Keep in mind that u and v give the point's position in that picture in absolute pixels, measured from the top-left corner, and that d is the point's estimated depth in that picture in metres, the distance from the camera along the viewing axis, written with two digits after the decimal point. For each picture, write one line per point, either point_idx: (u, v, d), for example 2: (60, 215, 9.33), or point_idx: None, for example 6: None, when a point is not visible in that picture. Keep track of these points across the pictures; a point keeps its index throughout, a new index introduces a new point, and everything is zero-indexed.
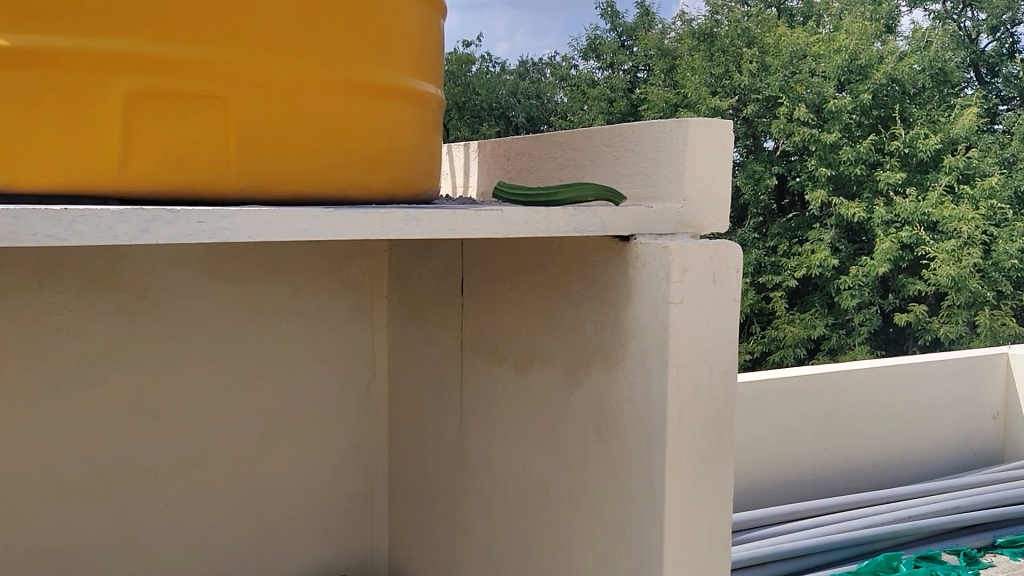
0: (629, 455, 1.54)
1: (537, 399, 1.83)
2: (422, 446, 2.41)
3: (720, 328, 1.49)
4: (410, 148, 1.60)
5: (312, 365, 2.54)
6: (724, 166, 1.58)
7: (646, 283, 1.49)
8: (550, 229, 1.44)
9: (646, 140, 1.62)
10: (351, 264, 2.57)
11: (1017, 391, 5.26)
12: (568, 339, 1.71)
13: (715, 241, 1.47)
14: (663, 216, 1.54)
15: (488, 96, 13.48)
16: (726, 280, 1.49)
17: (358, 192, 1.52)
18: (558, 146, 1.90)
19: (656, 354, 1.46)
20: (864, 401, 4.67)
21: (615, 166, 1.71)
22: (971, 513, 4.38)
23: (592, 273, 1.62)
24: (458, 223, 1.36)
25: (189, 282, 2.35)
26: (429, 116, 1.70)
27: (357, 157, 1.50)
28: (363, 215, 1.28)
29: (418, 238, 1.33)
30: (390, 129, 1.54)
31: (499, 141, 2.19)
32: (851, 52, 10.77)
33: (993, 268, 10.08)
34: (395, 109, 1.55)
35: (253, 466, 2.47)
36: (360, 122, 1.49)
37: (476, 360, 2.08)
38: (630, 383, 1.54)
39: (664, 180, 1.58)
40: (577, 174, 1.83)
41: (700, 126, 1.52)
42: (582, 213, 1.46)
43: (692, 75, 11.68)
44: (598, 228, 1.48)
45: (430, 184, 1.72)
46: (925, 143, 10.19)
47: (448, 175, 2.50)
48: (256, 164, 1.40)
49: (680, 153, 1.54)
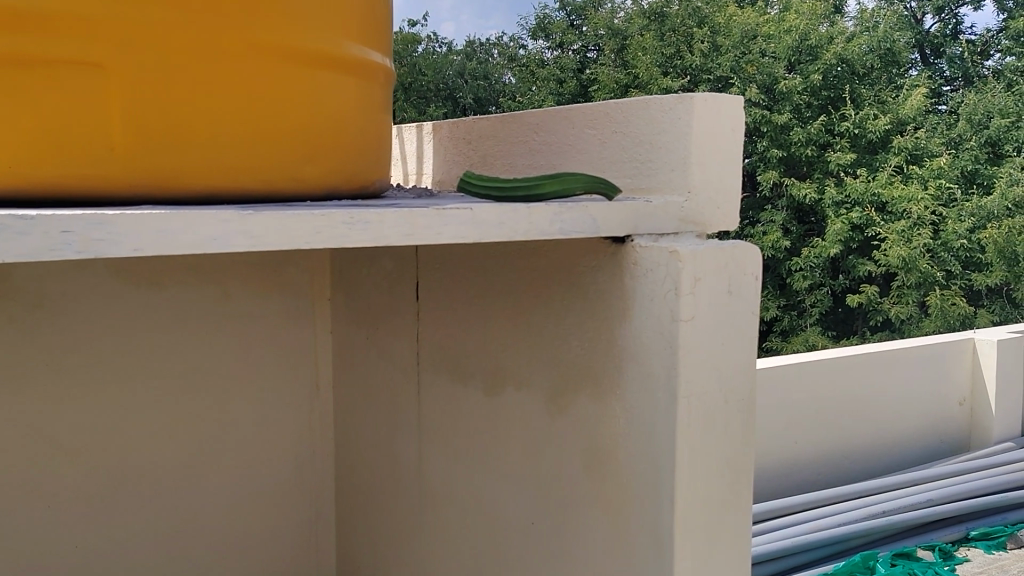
0: (628, 501, 1.28)
1: (511, 427, 1.55)
2: (375, 471, 2.11)
3: (737, 350, 1.23)
4: (355, 133, 1.30)
5: (247, 380, 2.22)
6: (733, 151, 1.32)
7: (648, 296, 1.22)
8: (531, 231, 1.16)
9: (640, 119, 1.36)
10: (289, 264, 2.27)
11: (984, 377, 5.13)
12: (547, 359, 1.44)
13: (732, 243, 1.21)
14: (664, 212, 1.28)
15: (435, 77, 13.09)
16: (743, 291, 1.23)
17: (289, 188, 1.22)
18: (530, 128, 1.62)
19: (664, 383, 1.19)
20: (833, 393, 4.50)
21: (601, 152, 1.45)
22: (944, 506, 4.24)
23: (579, 281, 1.34)
24: (416, 226, 1.06)
25: (97, 290, 2.01)
26: (375, 93, 1.39)
27: (291, 144, 1.20)
28: (293, 216, 0.98)
29: (367, 247, 1.03)
30: (330, 109, 1.24)
31: (457, 122, 1.90)
32: (801, 32, 10.67)
33: (941, 247, 9.90)
34: (336, 83, 1.25)
35: (179, 496, 2.15)
36: (294, 100, 1.19)
37: (436, 378, 1.79)
38: (628, 415, 1.27)
39: (663, 168, 1.32)
40: (552, 161, 1.56)
41: (706, 101, 1.27)
42: (568, 209, 1.18)
43: (643, 55, 11.43)
44: (588, 229, 1.20)
45: (378, 175, 1.42)
46: (875, 123, 10.08)
47: (396, 161, 2.19)
48: (151, 153, 1.09)
49: (683, 136, 1.28)
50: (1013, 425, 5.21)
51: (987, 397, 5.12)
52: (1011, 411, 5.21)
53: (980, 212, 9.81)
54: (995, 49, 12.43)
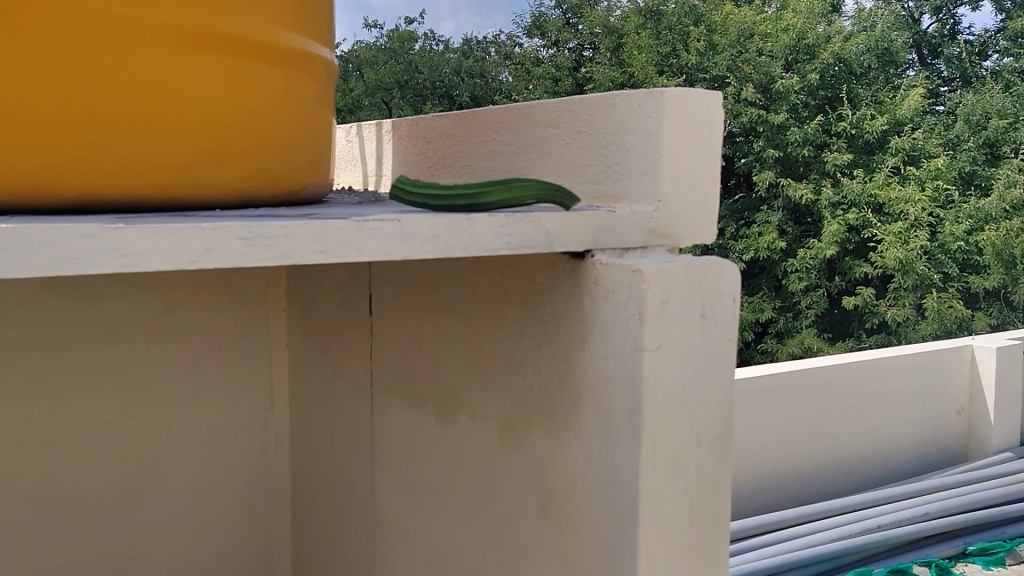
0: (586, 554, 1.12)
1: (463, 459, 1.40)
2: (329, 496, 1.96)
3: (711, 381, 1.07)
4: (283, 132, 1.16)
5: (194, 397, 2.07)
6: (710, 153, 1.17)
7: (608, 319, 1.06)
8: (473, 246, 1.00)
9: (607, 117, 1.20)
10: (240, 273, 2.11)
11: (982, 385, 4.98)
12: (502, 386, 1.28)
13: (705, 258, 1.06)
14: (631, 223, 1.12)
15: (431, 75, 12.77)
16: (718, 314, 1.07)
17: (192, 193, 1.07)
18: (490, 127, 1.46)
19: (626, 421, 1.04)
20: (828, 403, 4.34)
21: (564, 154, 1.29)
22: (941, 520, 4.09)
23: (536, 301, 1.19)
24: (330, 240, 0.91)
25: (25, 303, 1.85)
26: (314, 87, 1.25)
27: (199, 145, 1.05)
28: (176, 231, 0.82)
29: (271, 266, 0.88)
30: (249, 105, 1.10)
31: (416, 119, 1.74)
32: (798, 31, 10.52)
33: (939, 249, 9.74)
34: (253, 74, 1.10)
35: (118, 523, 1.99)
36: (206, 94, 1.05)
37: (388, 400, 1.64)
38: (586, 454, 1.11)
39: (632, 173, 1.17)
40: (513, 163, 1.41)
41: (679, 97, 1.12)
42: (517, 221, 1.02)
43: (638, 54, 11.25)
44: (541, 244, 1.05)
45: (315, 178, 1.27)
46: (872, 124, 9.93)
47: (355, 162, 2.03)
48: (21, 152, 0.96)
49: (653, 137, 1.12)
50: (1012, 435, 5.06)
51: (986, 406, 4.96)
52: (1011, 420, 5.05)
53: (977, 214, 9.67)
54: (993, 50, 12.26)
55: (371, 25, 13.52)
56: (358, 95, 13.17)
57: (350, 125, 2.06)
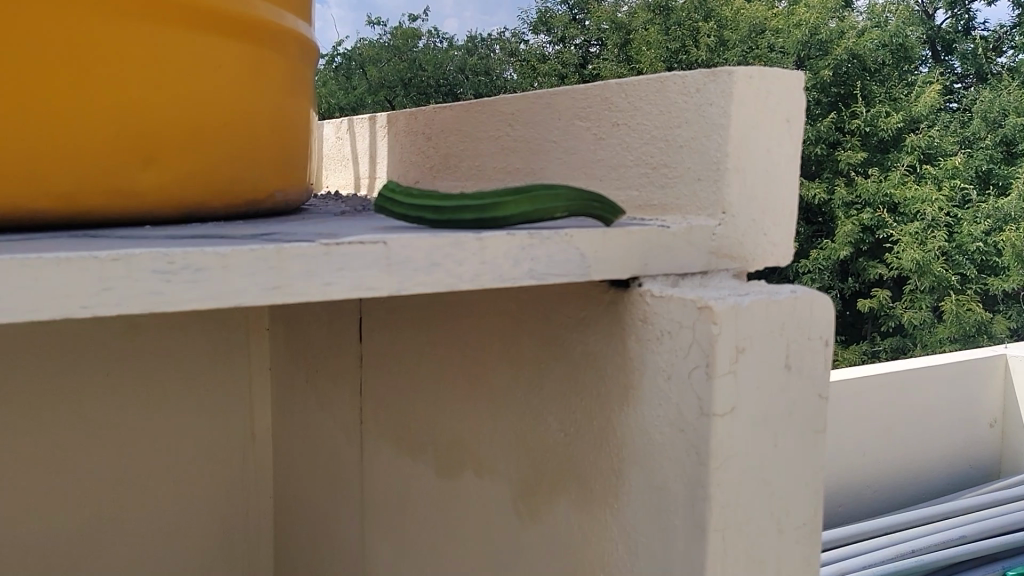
0: None
1: (466, 525, 1.14)
2: (316, 545, 1.70)
3: (798, 453, 0.81)
4: (235, 124, 0.93)
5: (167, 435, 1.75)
6: (788, 150, 0.91)
7: (662, 369, 0.80)
8: (485, 275, 0.75)
9: (654, 105, 0.95)
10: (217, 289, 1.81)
11: (1017, 397, 4.68)
12: (518, 441, 1.02)
13: (789, 290, 0.80)
14: (688, 242, 0.86)
15: (435, 71, 12.37)
16: (806, 362, 0.81)
17: (113, 200, 0.85)
18: (504, 120, 1.21)
19: (685, 506, 0.78)
20: (855, 418, 4.07)
21: (597, 155, 1.04)
22: (979, 544, 3.80)
23: (563, 339, 0.93)
24: (288, 272, 0.65)
25: None
26: (285, 66, 1.01)
27: (119, 138, 0.84)
28: (61, 266, 0.58)
29: (202, 309, 0.63)
30: (191, 90, 0.88)
31: (415, 112, 1.48)
32: (811, 26, 10.16)
33: (956, 250, 9.29)
34: (194, 49, 0.88)
35: None
36: (135, 73, 0.83)
37: (381, 443, 1.37)
38: (628, 542, 0.85)
39: (687, 178, 0.92)
40: (532, 166, 1.15)
41: (751, 78, 0.87)
42: (543, 240, 0.77)
43: (647, 49, 10.90)
44: (573, 269, 0.79)
45: (286, 184, 1.03)
46: (886, 121, 9.62)
47: (347, 162, 1.78)
48: None
49: (715, 130, 0.87)
50: None
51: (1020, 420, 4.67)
52: None
53: (996, 214, 9.20)
54: (1008, 46, 11.85)
55: (376, 22, 13.14)
56: (361, 92, 12.80)
57: (339, 120, 1.80)
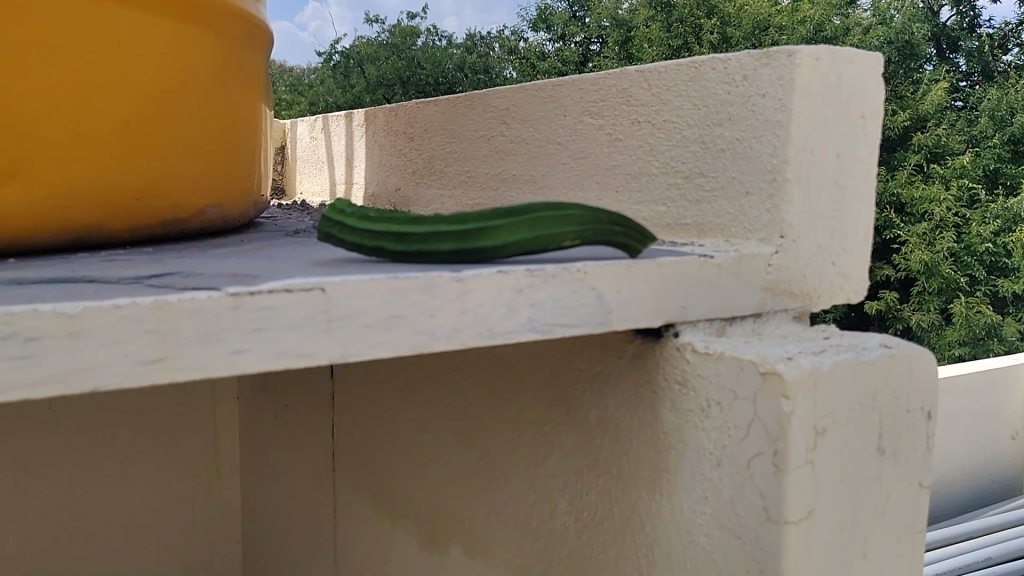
0: None
1: None
2: None
3: (889, 563, 0.61)
4: (156, 127, 0.74)
5: None
6: (863, 156, 0.71)
7: (711, 452, 0.60)
8: (468, 326, 0.54)
9: (687, 96, 0.74)
10: None
11: None
12: (515, 522, 0.81)
13: (881, 347, 0.60)
14: (735, 274, 0.66)
15: (433, 72, 11.68)
16: (900, 443, 0.61)
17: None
18: (495, 116, 1.00)
19: None
20: None
21: (611, 162, 0.83)
22: None
23: (572, 399, 0.73)
24: (181, 335, 0.45)
25: None
26: (237, 59, 0.83)
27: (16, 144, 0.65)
28: None
29: (52, 394, 0.42)
30: (112, 81, 0.69)
31: (394, 108, 1.28)
32: (815, 23, 9.95)
33: (965, 252, 8.60)
34: (129, 35, 0.70)
35: None
36: (49, 64, 0.65)
37: (353, 499, 1.16)
38: None
39: (732, 188, 0.71)
40: (533, 173, 0.95)
41: (817, 62, 0.66)
42: (546, 279, 0.56)
43: (649, 47, 10.40)
44: (588, 317, 0.58)
45: (225, 202, 0.85)
46: (896, 118, 8.85)
47: (323, 166, 1.57)
48: None
49: (771, 128, 0.67)
50: None
51: None
52: None
53: (1005, 214, 8.43)
54: (1014, 44, 10.35)
55: (371, 19, 12.66)
56: (358, 91, 12.16)
57: (314, 119, 1.60)
